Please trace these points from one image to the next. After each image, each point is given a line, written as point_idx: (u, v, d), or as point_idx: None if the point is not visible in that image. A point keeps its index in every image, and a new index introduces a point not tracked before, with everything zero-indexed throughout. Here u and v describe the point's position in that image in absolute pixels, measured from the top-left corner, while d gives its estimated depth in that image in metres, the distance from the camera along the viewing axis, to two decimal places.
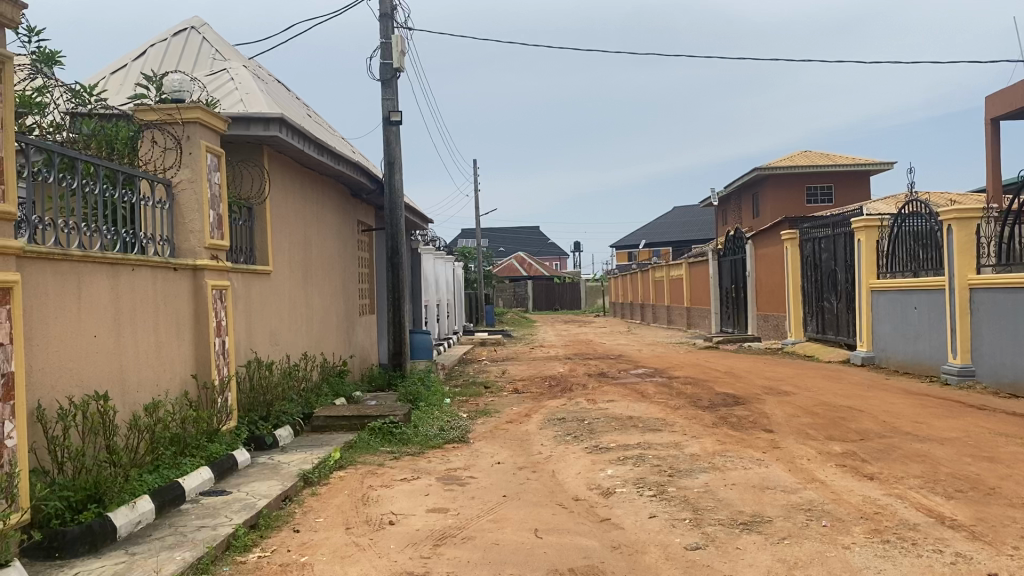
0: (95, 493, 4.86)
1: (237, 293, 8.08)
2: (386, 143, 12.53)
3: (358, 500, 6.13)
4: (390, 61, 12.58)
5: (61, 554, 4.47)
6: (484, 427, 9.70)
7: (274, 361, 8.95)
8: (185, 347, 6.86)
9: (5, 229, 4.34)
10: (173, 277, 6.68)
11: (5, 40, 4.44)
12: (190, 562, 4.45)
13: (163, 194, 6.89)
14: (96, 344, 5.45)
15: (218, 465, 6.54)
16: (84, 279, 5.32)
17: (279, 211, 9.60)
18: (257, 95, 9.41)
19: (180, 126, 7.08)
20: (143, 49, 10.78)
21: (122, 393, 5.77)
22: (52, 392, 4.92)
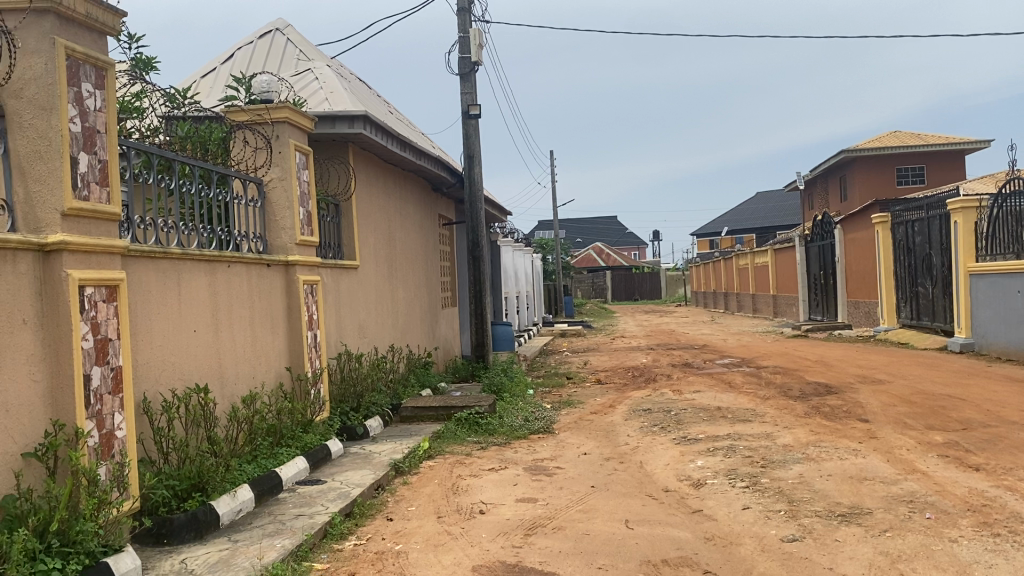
0: (199, 482, 5.04)
1: (327, 287, 8.29)
2: (465, 136, 12.60)
3: (448, 489, 6.21)
4: (469, 55, 12.64)
5: (169, 541, 4.66)
6: (569, 418, 9.69)
7: (363, 353, 9.14)
8: (279, 340, 7.05)
9: (111, 229, 4.53)
10: (267, 273, 6.88)
11: (109, 47, 4.63)
12: (290, 549, 4.57)
13: (255, 193, 7.12)
14: (197, 339, 5.66)
15: (312, 455, 6.71)
16: (184, 276, 5.52)
17: (364, 205, 9.78)
18: (340, 94, 9.61)
19: (269, 126, 7.29)
20: (231, 52, 11.10)
21: (220, 385, 5.98)
22: (156, 385, 5.12)
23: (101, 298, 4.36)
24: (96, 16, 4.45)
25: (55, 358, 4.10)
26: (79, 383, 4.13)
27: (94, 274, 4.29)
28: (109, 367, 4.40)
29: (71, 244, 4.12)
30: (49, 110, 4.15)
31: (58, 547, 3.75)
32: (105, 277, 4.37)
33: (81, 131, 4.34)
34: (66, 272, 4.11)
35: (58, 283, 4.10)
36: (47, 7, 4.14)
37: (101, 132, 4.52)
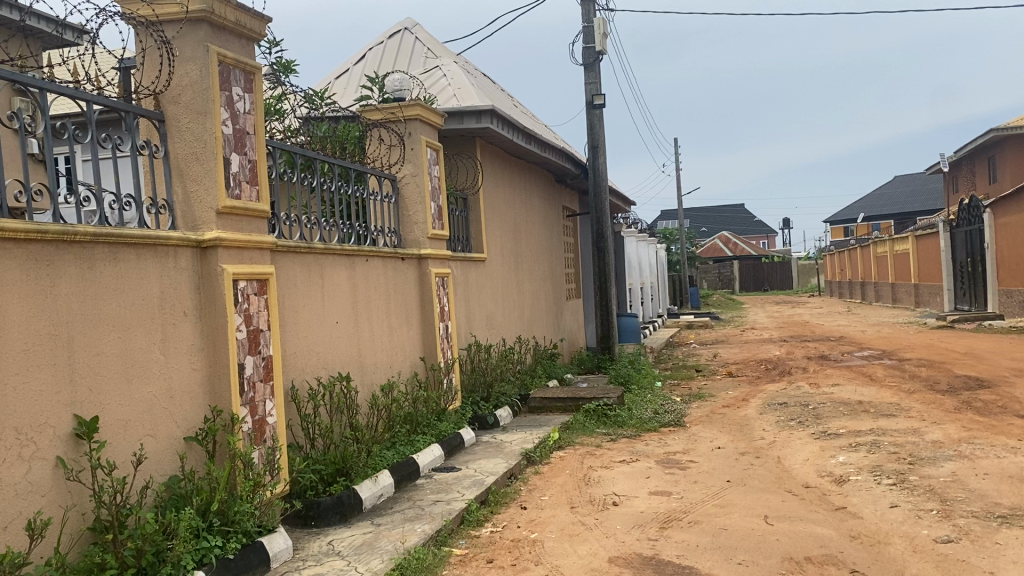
0: (343, 467, 5.25)
1: (457, 280, 8.45)
2: (590, 126, 12.54)
3: (581, 480, 6.22)
4: (593, 45, 12.57)
5: (317, 522, 4.89)
6: (700, 411, 9.52)
7: (491, 344, 9.26)
8: (414, 332, 7.24)
9: (261, 226, 4.78)
10: (402, 266, 7.08)
11: (255, 52, 4.88)
12: (431, 534, 4.69)
13: (389, 188, 7.34)
14: (339, 330, 5.88)
15: (446, 443, 6.86)
16: (326, 269, 5.75)
17: (491, 198, 9.91)
18: (468, 89, 9.76)
19: (402, 124, 7.52)
20: (363, 53, 11.40)
21: (361, 374, 6.19)
22: (303, 373, 5.36)
23: (252, 291, 4.61)
24: (245, 23, 4.70)
25: (212, 347, 4.36)
26: (234, 371, 4.39)
27: (246, 269, 4.53)
28: (260, 356, 4.64)
29: (226, 240, 4.38)
30: (204, 113, 4.40)
31: (220, 525, 3.97)
32: (256, 272, 4.61)
33: (233, 133, 4.61)
34: (221, 268, 4.36)
35: (213, 278, 4.35)
36: (201, 16, 4.40)
37: (250, 134, 4.78)
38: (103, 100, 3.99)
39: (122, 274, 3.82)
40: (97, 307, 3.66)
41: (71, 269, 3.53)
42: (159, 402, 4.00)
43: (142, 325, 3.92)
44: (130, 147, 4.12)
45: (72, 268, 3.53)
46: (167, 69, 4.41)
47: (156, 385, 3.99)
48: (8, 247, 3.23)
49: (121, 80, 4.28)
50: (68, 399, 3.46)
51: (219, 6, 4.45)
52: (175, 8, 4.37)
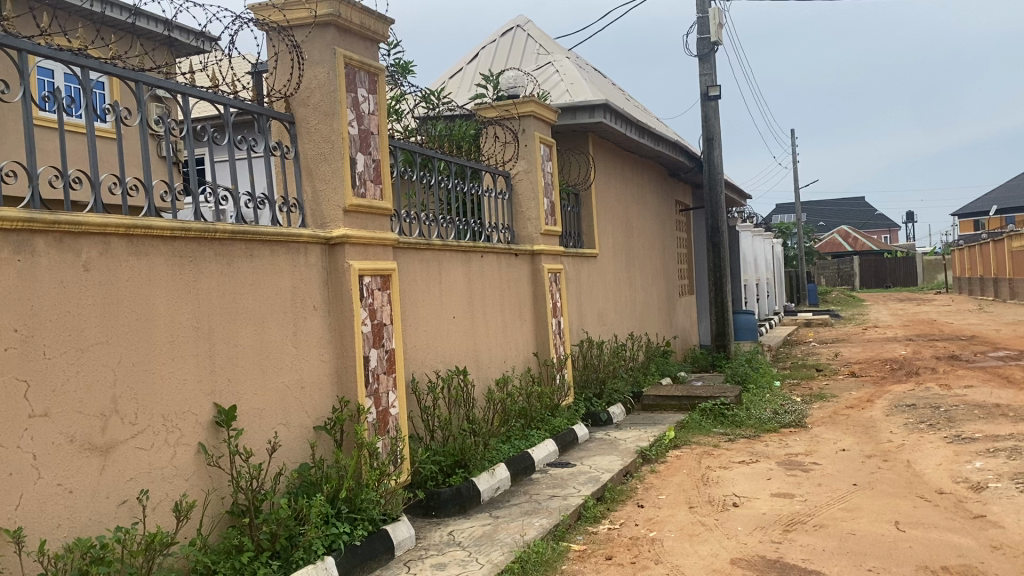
0: (462, 459, 5.34)
1: (569, 276, 8.45)
2: (704, 119, 12.29)
3: (699, 480, 6.11)
4: (708, 35, 12.31)
5: (437, 513, 4.99)
6: (822, 412, 9.19)
7: (604, 341, 9.21)
8: (527, 327, 7.29)
9: (383, 224, 4.93)
10: (516, 262, 7.14)
11: (378, 53, 5.01)
12: (549, 528, 4.71)
13: (503, 185, 7.40)
14: (456, 324, 5.98)
15: (561, 439, 6.88)
16: (444, 265, 5.85)
17: (603, 193, 9.85)
18: (580, 84, 9.74)
19: (516, 121, 7.55)
20: (475, 51, 11.46)
21: (477, 368, 6.28)
22: (422, 366, 5.47)
23: (376, 286, 4.76)
24: (369, 26, 4.84)
25: (339, 340, 4.53)
26: (360, 363, 4.54)
27: (371, 264, 4.69)
28: (384, 349, 4.80)
29: (352, 237, 4.53)
30: (331, 115, 4.55)
31: (348, 512, 4.11)
32: (379, 267, 4.75)
33: (358, 134, 4.75)
34: (348, 263, 4.51)
35: (341, 274, 4.51)
36: (328, 20, 4.54)
37: (374, 134, 4.92)
38: (238, 103, 4.18)
39: (258, 270, 4.00)
40: (236, 300, 3.84)
41: (212, 265, 3.72)
42: (291, 392, 4.17)
43: (276, 318, 4.09)
44: (263, 149, 4.31)
45: (213, 264, 3.72)
46: (297, 73, 4.58)
47: (288, 375, 4.15)
48: (155, 244, 3.42)
49: (253, 83, 4.46)
50: (209, 389, 3.65)
51: (344, 9, 4.59)
52: (304, 12, 4.53)
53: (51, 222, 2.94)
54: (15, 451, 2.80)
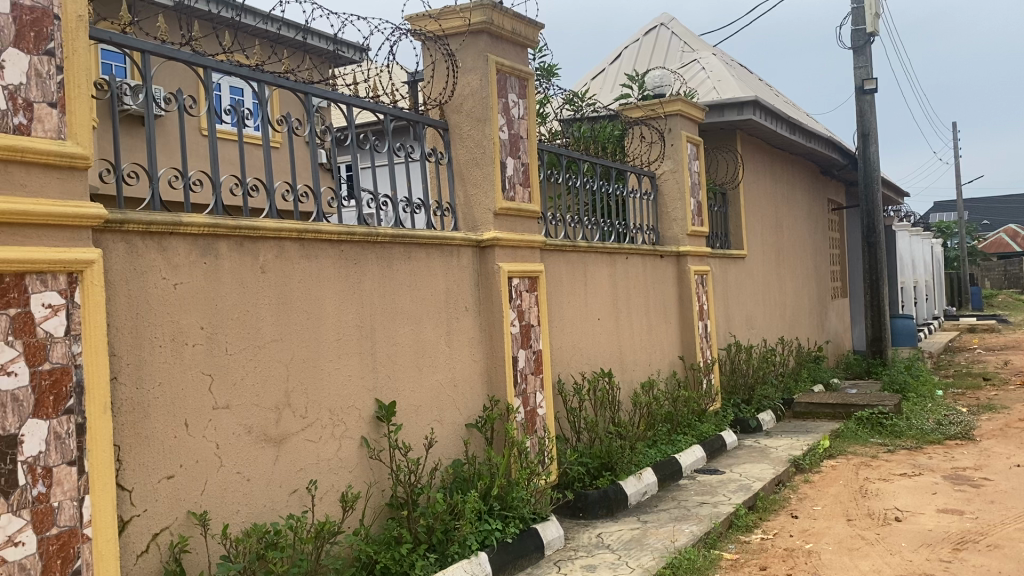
0: (609, 462, 5.31)
1: (716, 278, 8.27)
2: (859, 113, 11.73)
3: (857, 492, 5.84)
4: (863, 26, 11.75)
5: (584, 514, 5.01)
6: (992, 425, 8.58)
7: (752, 345, 8.96)
8: (673, 330, 7.19)
9: (532, 226, 5.00)
10: (661, 263, 7.06)
11: (528, 58, 5.10)
12: (700, 535, 4.63)
13: (648, 186, 7.33)
14: (601, 326, 5.96)
15: (708, 445, 6.74)
16: (589, 267, 5.86)
17: (751, 193, 9.58)
18: (727, 82, 9.51)
19: (662, 120, 7.45)
20: (618, 51, 11.37)
21: (622, 371, 6.24)
22: (568, 367, 5.50)
23: (524, 288, 4.84)
24: (519, 31, 4.92)
25: (490, 340, 4.63)
26: (509, 363, 4.62)
27: (519, 267, 4.77)
28: (531, 350, 4.87)
29: (502, 239, 4.62)
30: (483, 121, 4.64)
31: (500, 510, 4.19)
32: (527, 270, 4.83)
33: (509, 138, 4.83)
34: (498, 266, 4.61)
35: (491, 275, 4.61)
36: (481, 27, 4.66)
37: (524, 138, 5.00)
38: (396, 112, 4.34)
39: (415, 271, 4.14)
40: (395, 301, 4.00)
41: (374, 267, 3.89)
42: (445, 390, 4.29)
43: (431, 319, 4.23)
44: (419, 155, 4.46)
45: (375, 266, 3.89)
46: (451, 80, 4.72)
47: (442, 374, 4.28)
48: (323, 247, 3.61)
49: (410, 92, 4.63)
50: (371, 385, 3.82)
51: (497, 16, 4.70)
52: (459, 21, 4.66)
53: (233, 227, 3.16)
54: (201, 441, 3.02)
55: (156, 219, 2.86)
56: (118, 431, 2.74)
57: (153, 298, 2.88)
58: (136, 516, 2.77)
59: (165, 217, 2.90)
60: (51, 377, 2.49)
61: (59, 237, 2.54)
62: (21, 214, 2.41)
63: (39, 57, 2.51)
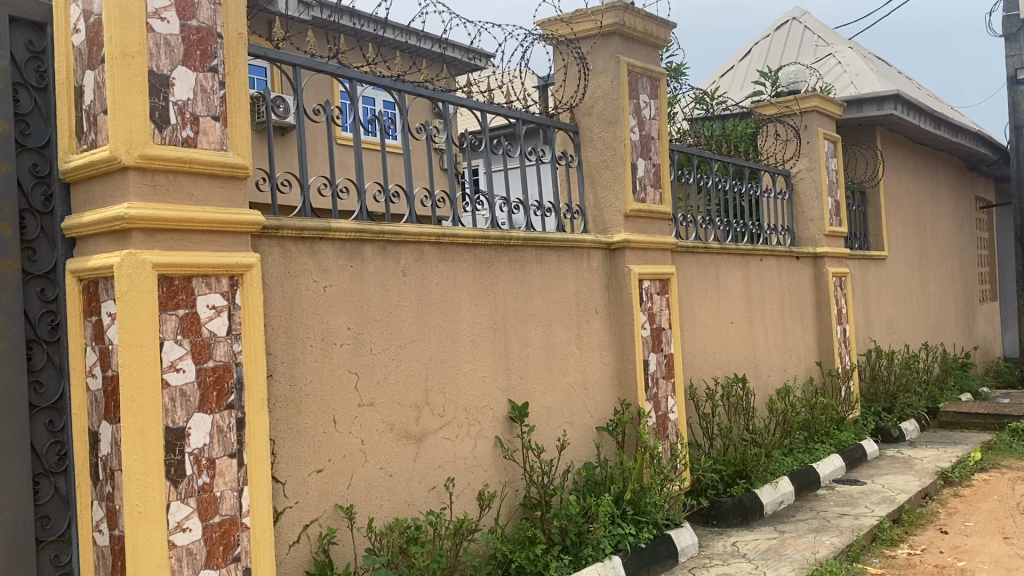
0: (743, 469, 5.18)
1: (855, 280, 7.95)
2: (1012, 104, 11.01)
3: (1013, 508, 5.47)
4: (1016, 12, 10.99)
5: (718, 522, 4.91)
6: None
7: (894, 350, 8.55)
8: (809, 334, 6.95)
9: (663, 227, 4.94)
10: (797, 266, 6.84)
11: (659, 59, 5.05)
12: (841, 547, 4.46)
13: (783, 185, 7.13)
14: (734, 330, 5.83)
15: (848, 454, 6.47)
16: (722, 270, 5.74)
17: (892, 191, 9.15)
18: (867, 75, 9.12)
19: (798, 117, 7.23)
20: (748, 48, 11.08)
21: (756, 377, 6.08)
22: (700, 372, 5.40)
23: (655, 291, 4.79)
24: (650, 31, 4.88)
25: (621, 343, 4.60)
26: (641, 367, 4.59)
27: (651, 269, 4.73)
28: (663, 354, 4.81)
29: (633, 242, 4.59)
30: (614, 122, 4.61)
31: (633, 514, 4.16)
32: (659, 272, 4.78)
33: (640, 139, 4.79)
34: (630, 268, 4.58)
35: (623, 278, 4.59)
36: (613, 29, 4.65)
37: (655, 138, 4.94)
38: (528, 116, 4.39)
39: (547, 274, 4.17)
40: (527, 303, 4.04)
41: (507, 270, 3.94)
42: (576, 392, 4.30)
43: (562, 321, 4.25)
44: (550, 158, 4.50)
45: (508, 268, 3.94)
46: (582, 84, 4.73)
47: (573, 376, 4.29)
48: (459, 251, 3.69)
49: (541, 96, 4.67)
50: (504, 386, 3.87)
51: (628, 18, 4.68)
52: (590, 24, 4.66)
53: (377, 232, 3.27)
54: (347, 436, 3.14)
55: (307, 226, 3.00)
56: (273, 426, 2.89)
57: (304, 300, 3.02)
58: (288, 508, 2.91)
59: (315, 224, 3.03)
60: (214, 374, 2.66)
61: (222, 242, 2.70)
62: (188, 222, 2.58)
63: (204, 74, 2.68)
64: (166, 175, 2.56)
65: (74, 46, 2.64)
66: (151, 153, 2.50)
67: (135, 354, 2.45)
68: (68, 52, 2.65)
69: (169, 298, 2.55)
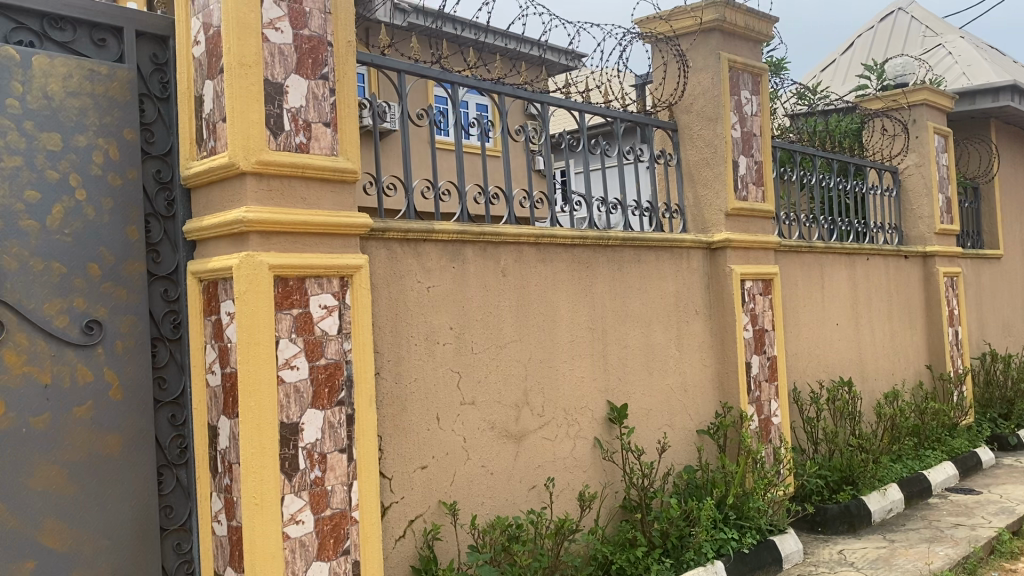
0: (850, 475, 5.01)
1: (968, 280, 7.60)
2: None
3: None
4: None
5: (824, 529, 4.78)
6: None
7: (1011, 353, 8.13)
8: (919, 337, 6.68)
9: (765, 226, 4.84)
10: (905, 265, 6.59)
11: (760, 54, 4.95)
12: (957, 559, 4.27)
13: (890, 181, 6.88)
14: (839, 332, 5.66)
15: (962, 462, 6.19)
16: (826, 270, 5.58)
17: (1008, 186, 8.71)
18: (980, 66, 8.70)
19: (906, 110, 6.92)
20: (850, 41, 10.74)
21: (862, 380, 5.88)
22: (804, 375, 5.27)
23: (758, 291, 4.70)
24: (752, 26, 4.79)
25: (722, 344, 4.53)
26: (743, 369, 4.51)
27: (753, 269, 4.63)
28: (766, 356, 4.71)
29: (734, 241, 4.51)
30: (715, 120, 4.54)
31: (736, 519, 4.09)
32: (761, 272, 4.68)
33: (741, 136, 4.70)
34: (731, 268, 4.50)
35: (724, 278, 4.52)
36: (714, 25, 4.58)
37: (757, 135, 4.84)
38: (627, 115, 4.36)
39: (646, 274, 4.14)
40: (627, 304, 4.02)
41: (606, 270, 3.93)
42: (676, 394, 4.25)
43: (662, 322, 4.21)
44: (649, 157, 4.46)
45: (607, 268, 3.93)
46: (682, 81, 4.67)
47: (673, 378, 4.24)
48: (558, 252, 3.70)
49: (639, 95, 4.64)
50: (603, 387, 3.86)
51: (729, 13, 4.60)
52: (690, 21, 4.61)
53: (478, 233, 3.31)
54: (450, 434, 3.20)
55: (412, 228, 3.06)
56: (381, 423, 2.96)
57: (408, 300, 3.08)
58: (394, 503, 2.98)
59: (420, 226, 3.09)
60: (326, 371, 2.74)
61: (331, 244, 2.78)
62: (301, 224, 2.67)
63: (316, 82, 2.77)
64: (281, 179, 2.66)
65: (194, 58, 2.76)
66: (267, 158, 2.60)
67: (253, 351, 2.55)
68: (189, 64, 2.77)
69: (284, 297, 2.64)
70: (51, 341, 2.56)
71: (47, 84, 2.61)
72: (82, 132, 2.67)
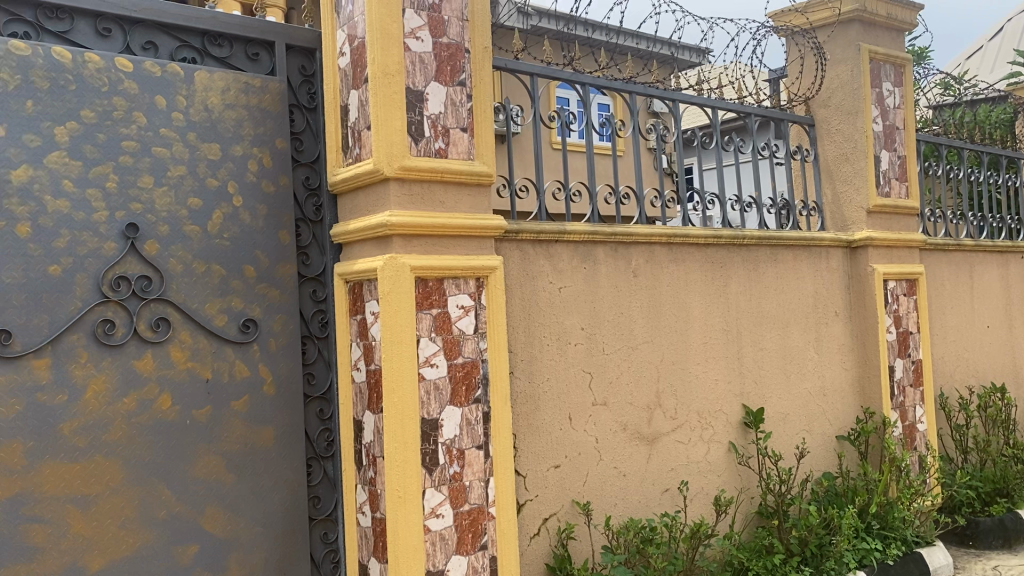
0: (1004, 487, 4.72)
1: None
2: None
3: None
4: None
5: (975, 543, 4.50)
6: None
7: None
8: None
9: (909, 224, 4.62)
10: None
11: (904, 43, 4.73)
12: None
13: None
14: (991, 335, 5.33)
15: None
16: (976, 269, 5.28)
17: None
18: None
19: None
20: (1000, 26, 10.15)
21: (1017, 386, 5.53)
22: (951, 380, 5.00)
23: (902, 291, 4.49)
24: (894, 15, 4.59)
25: (863, 347, 4.36)
26: (885, 373, 4.32)
27: (896, 269, 4.44)
28: (910, 359, 4.50)
29: (875, 240, 4.34)
30: (855, 113, 4.37)
31: (879, 529, 3.92)
32: (905, 271, 4.48)
33: (883, 130, 4.51)
34: (873, 268, 4.33)
35: (865, 278, 4.35)
36: (853, 16, 4.42)
37: (900, 128, 4.63)
38: (761, 111, 4.26)
39: (782, 274, 4.03)
40: (762, 305, 3.93)
41: (740, 270, 3.86)
42: (814, 399, 4.12)
43: (799, 323, 4.09)
44: (784, 153, 4.34)
45: (741, 268, 3.85)
46: (819, 74, 4.52)
47: (811, 382, 4.12)
48: (691, 252, 3.65)
49: (773, 91, 4.52)
50: (738, 390, 3.79)
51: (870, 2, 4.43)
52: (828, 12, 4.46)
53: (610, 233, 3.32)
54: (583, 434, 3.21)
55: (546, 228, 3.10)
56: (516, 421, 3.01)
57: (542, 300, 3.12)
58: (529, 501, 3.02)
59: (553, 227, 3.13)
60: (463, 370, 2.81)
61: (468, 246, 2.85)
62: (441, 227, 2.75)
63: (454, 88, 2.85)
64: (422, 184, 2.74)
65: (339, 69, 2.88)
66: (409, 164, 2.69)
67: (396, 349, 2.64)
68: (335, 74, 2.90)
69: (424, 298, 2.73)
70: (212, 339, 2.73)
71: (207, 98, 2.78)
72: (239, 142, 2.83)
